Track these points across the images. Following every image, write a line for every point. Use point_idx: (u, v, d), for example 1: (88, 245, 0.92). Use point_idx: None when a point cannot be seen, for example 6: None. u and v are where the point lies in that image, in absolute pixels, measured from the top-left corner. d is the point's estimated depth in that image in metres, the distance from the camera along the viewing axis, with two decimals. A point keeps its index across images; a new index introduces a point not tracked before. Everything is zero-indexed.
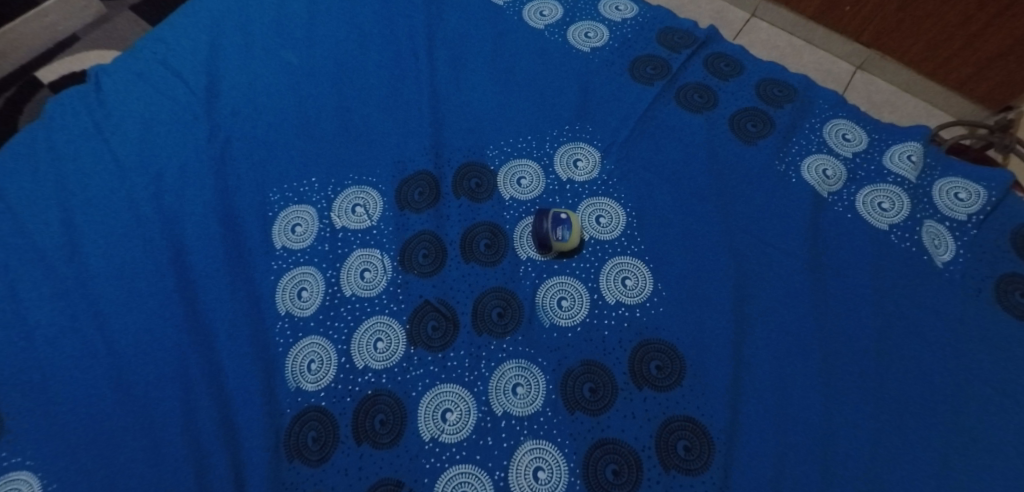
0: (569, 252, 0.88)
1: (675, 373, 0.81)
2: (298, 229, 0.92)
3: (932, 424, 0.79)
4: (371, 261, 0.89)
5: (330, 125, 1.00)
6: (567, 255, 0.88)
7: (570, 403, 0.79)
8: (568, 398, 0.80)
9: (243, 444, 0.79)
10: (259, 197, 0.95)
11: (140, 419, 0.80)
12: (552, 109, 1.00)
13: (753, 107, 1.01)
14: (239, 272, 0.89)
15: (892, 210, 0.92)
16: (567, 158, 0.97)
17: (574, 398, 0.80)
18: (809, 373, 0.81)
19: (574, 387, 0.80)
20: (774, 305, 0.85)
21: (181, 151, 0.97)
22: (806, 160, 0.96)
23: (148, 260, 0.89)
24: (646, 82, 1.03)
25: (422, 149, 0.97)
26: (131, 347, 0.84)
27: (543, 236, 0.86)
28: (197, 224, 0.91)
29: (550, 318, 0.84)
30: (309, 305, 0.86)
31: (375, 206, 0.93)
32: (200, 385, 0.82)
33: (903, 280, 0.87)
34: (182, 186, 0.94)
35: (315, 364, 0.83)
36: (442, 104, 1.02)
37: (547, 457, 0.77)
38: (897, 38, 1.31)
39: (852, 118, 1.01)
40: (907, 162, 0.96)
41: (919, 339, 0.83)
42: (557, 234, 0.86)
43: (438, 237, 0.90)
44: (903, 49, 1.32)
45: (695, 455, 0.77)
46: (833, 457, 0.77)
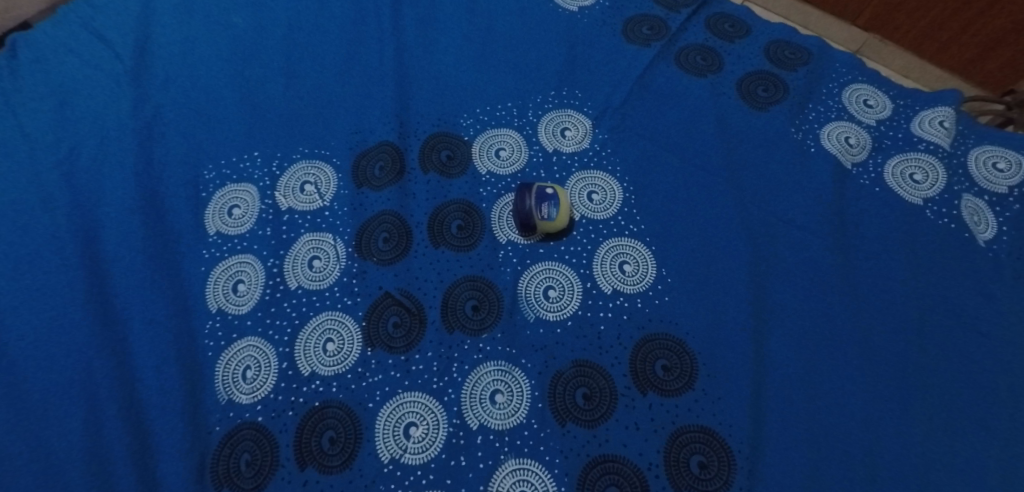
0: (556, 234, 0.75)
1: (685, 374, 0.67)
2: (235, 211, 0.77)
3: (992, 433, 0.65)
4: (322, 247, 0.75)
5: (275, 91, 0.85)
6: (555, 238, 0.75)
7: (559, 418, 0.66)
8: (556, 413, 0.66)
9: (161, 470, 0.65)
10: (189, 174, 0.80)
11: (35, 440, 0.65)
12: (535, 74, 0.87)
13: (763, 71, 0.87)
14: (162, 261, 0.74)
15: (926, 183, 0.78)
16: (553, 127, 0.83)
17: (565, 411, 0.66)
18: (840, 375, 0.68)
19: (564, 398, 0.66)
20: (797, 294, 0.72)
21: (101, 123, 0.82)
22: (825, 128, 0.83)
23: (54, 249, 0.74)
24: (642, 43, 0.90)
25: (384, 118, 0.83)
26: (31, 353, 0.69)
27: (528, 216, 0.73)
28: (116, 208, 0.77)
29: (536, 312, 0.71)
30: (246, 300, 0.72)
31: (328, 183, 0.79)
32: (110, 398, 0.67)
33: (944, 262, 0.74)
34: (100, 163, 0.80)
35: (251, 371, 0.68)
36: (406, 66, 0.87)
37: (533, 479, 0.63)
38: (897, 15, 1.05)
39: (877, 82, 0.88)
40: (938, 127, 0.82)
41: (968, 331, 0.70)
42: (544, 213, 0.72)
43: (402, 218, 0.76)
44: (906, 27, 1.05)
45: (712, 473, 0.63)
46: (876, 474, 0.63)
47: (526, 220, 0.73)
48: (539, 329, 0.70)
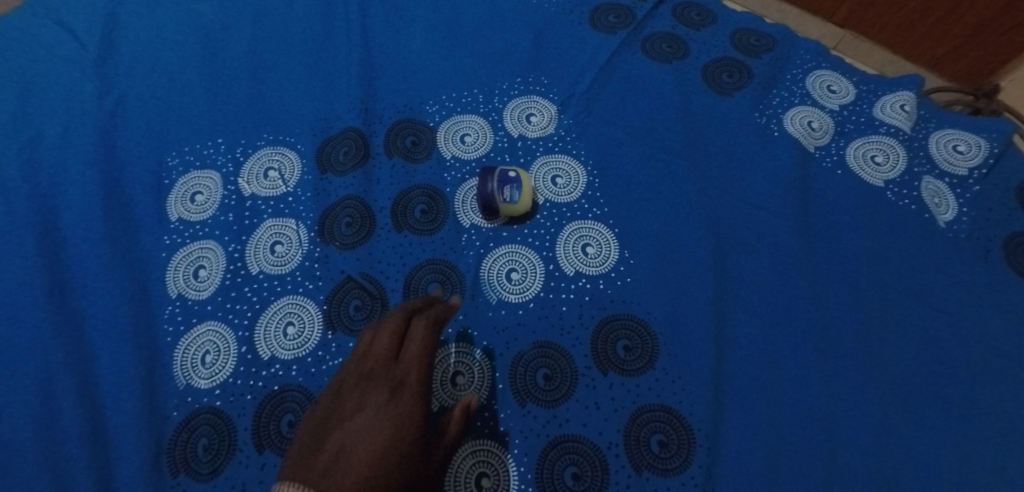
0: (519, 218, 0.75)
1: (646, 354, 0.67)
2: (198, 197, 0.77)
3: (949, 410, 0.65)
4: (284, 233, 0.74)
5: (239, 79, 0.85)
6: (517, 222, 0.75)
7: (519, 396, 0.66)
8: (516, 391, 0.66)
9: (117, 456, 0.64)
10: (151, 161, 0.79)
11: None
12: (501, 61, 0.87)
13: (728, 57, 0.87)
14: (122, 247, 0.74)
15: (886, 165, 0.78)
16: (519, 113, 0.83)
17: (525, 390, 0.66)
18: (799, 354, 0.68)
19: (525, 376, 0.67)
20: (758, 276, 0.72)
21: (64, 112, 0.82)
22: (788, 113, 0.83)
23: (13, 237, 0.73)
24: (608, 31, 0.90)
25: (349, 105, 0.83)
26: None
27: (490, 199, 0.72)
28: (76, 196, 0.76)
29: (498, 294, 0.71)
30: (206, 285, 0.71)
31: (292, 170, 0.79)
32: (67, 385, 0.66)
33: (905, 242, 0.74)
34: (60, 150, 0.79)
35: (210, 356, 0.68)
36: (372, 54, 0.87)
37: (492, 460, 0.63)
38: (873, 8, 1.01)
39: (842, 67, 0.87)
40: (899, 111, 0.82)
41: (927, 309, 0.70)
42: (507, 197, 0.72)
43: (366, 202, 0.76)
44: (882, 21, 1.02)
45: (671, 451, 0.63)
46: (834, 451, 0.64)
47: (488, 203, 0.73)
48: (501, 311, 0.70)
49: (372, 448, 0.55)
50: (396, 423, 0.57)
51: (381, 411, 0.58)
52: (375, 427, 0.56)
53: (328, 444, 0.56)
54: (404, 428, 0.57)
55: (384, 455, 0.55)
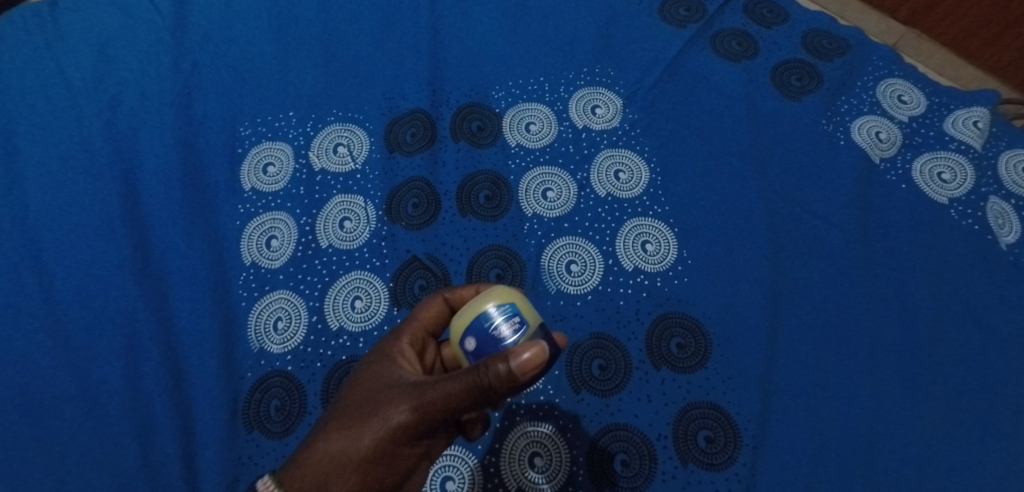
0: (533, 364, 0.49)
1: (699, 352, 0.69)
2: (270, 169, 0.79)
3: (994, 433, 0.66)
4: (352, 209, 0.77)
5: (311, 51, 0.86)
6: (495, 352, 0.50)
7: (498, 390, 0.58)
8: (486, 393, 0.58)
9: (196, 411, 0.69)
10: (226, 129, 0.81)
11: (79, 375, 0.69)
12: (569, 50, 0.87)
13: (798, 59, 0.87)
14: (199, 212, 0.77)
15: (953, 182, 0.78)
16: (584, 104, 0.84)
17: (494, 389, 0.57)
18: (849, 365, 0.69)
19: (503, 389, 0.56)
20: (815, 284, 0.73)
21: (140, 74, 0.84)
22: (856, 121, 0.82)
23: (97, 194, 0.77)
24: (677, 25, 0.90)
25: (418, 86, 0.84)
26: (74, 293, 0.73)
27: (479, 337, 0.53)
28: (154, 159, 0.79)
29: (557, 285, 0.73)
30: (279, 255, 0.74)
31: (360, 147, 0.80)
32: (149, 341, 0.71)
33: (965, 262, 0.74)
34: (138, 112, 0.81)
35: (282, 323, 0.71)
36: (442, 35, 0.87)
37: (545, 441, 0.66)
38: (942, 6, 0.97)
39: (914, 77, 0.86)
40: (971, 128, 0.81)
41: (979, 330, 0.71)
42: (495, 329, 0.53)
43: (432, 185, 0.78)
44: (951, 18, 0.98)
45: (718, 447, 0.66)
46: (875, 461, 0.65)
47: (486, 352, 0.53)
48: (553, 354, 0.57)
49: (361, 400, 0.56)
50: (397, 376, 0.56)
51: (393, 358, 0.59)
52: (378, 375, 0.57)
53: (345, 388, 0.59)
54: (404, 381, 0.55)
55: (373, 404, 0.55)
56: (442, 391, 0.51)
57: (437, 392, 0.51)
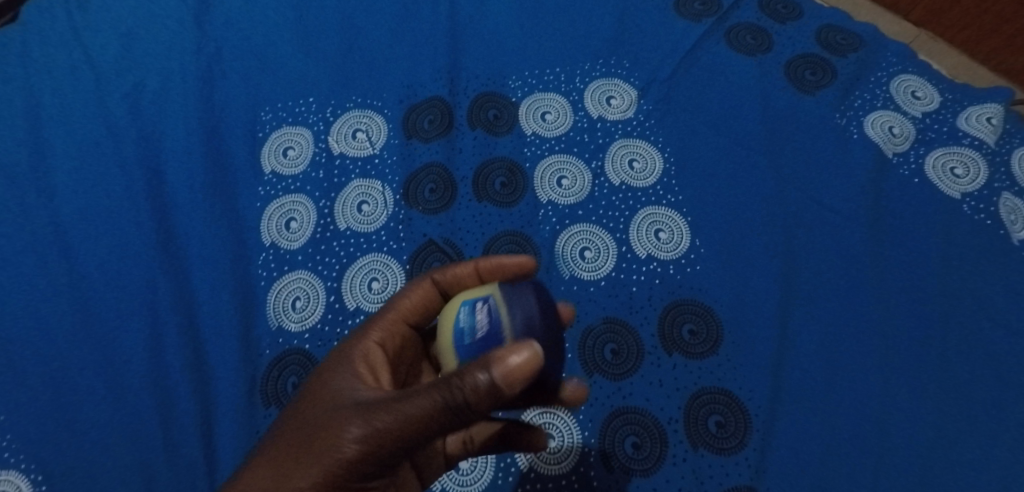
0: (522, 373, 0.43)
1: (710, 339, 0.70)
2: (290, 153, 0.81)
3: (1005, 424, 0.67)
4: (370, 193, 0.78)
5: (331, 38, 0.87)
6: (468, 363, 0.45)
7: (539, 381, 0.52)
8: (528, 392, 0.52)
9: (216, 386, 0.71)
10: (248, 113, 0.83)
11: (103, 349, 0.71)
12: (585, 42, 0.88)
13: (812, 54, 0.88)
14: (221, 194, 0.78)
15: (966, 177, 0.78)
16: (599, 95, 0.85)
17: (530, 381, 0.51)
18: (860, 354, 0.70)
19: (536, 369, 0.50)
20: (826, 275, 0.73)
21: (164, 59, 0.85)
22: (869, 116, 0.83)
23: (121, 174, 0.79)
24: (692, 19, 0.91)
25: (436, 74, 0.85)
26: (98, 270, 0.75)
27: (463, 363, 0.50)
28: (177, 141, 0.80)
29: (571, 270, 0.74)
30: (298, 236, 0.76)
31: (379, 133, 0.82)
32: (171, 318, 0.72)
33: (977, 255, 0.74)
34: (161, 96, 0.83)
35: (300, 302, 0.73)
36: (460, 25, 0.89)
37: (558, 422, 0.68)
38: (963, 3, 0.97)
39: (928, 73, 0.87)
40: (985, 124, 0.82)
41: (992, 322, 0.71)
42: (464, 337, 0.50)
43: (449, 171, 0.79)
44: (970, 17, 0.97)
45: (728, 432, 0.66)
46: (885, 449, 0.66)
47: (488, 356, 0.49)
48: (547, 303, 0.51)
49: (311, 420, 0.51)
50: (352, 393, 0.52)
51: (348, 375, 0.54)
52: (331, 392, 0.53)
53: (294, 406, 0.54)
54: (359, 399, 0.50)
55: (324, 424, 0.49)
56: (408, 410, 0.46)
57: (410, 406, 0.46)
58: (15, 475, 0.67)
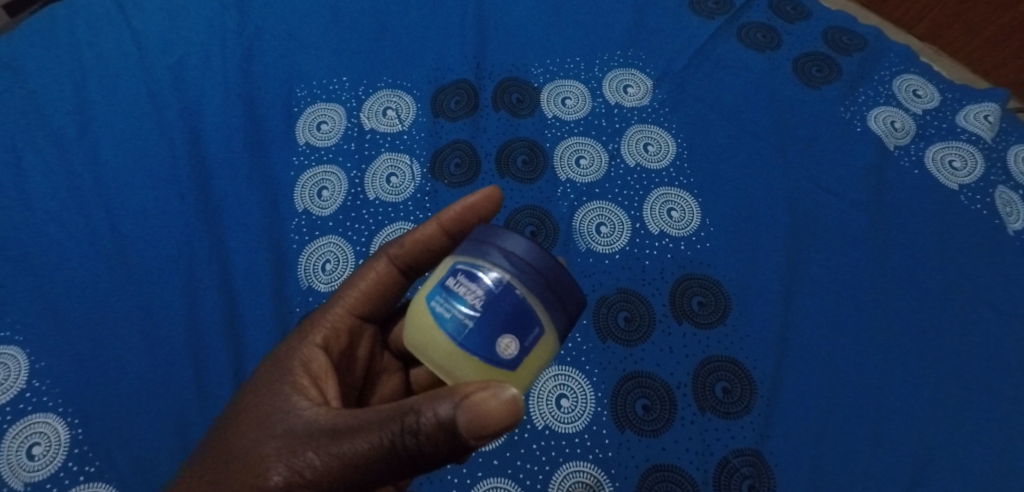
0: (494, 419, 0.43)
1: (718, 311, 0.74)
2: (324, 126, 0.85)
3: (997, 400, 0.70)
4: (399, 166, 0.82)
5: (364, 22, 0.92)
6: (428, 401, 0.45)
7: (561, 318, 0.52)
8: (559, 331, 0.52)
9: (248, 341, 0.75)
10: (284, 90, 0.87)
11: (142, 303, 0.75)
12: (605, 34, 0.93)
13: (818, 52, 0.92)
14: (257, 164, 0.83)
15: (964, 170, 0.83)
16: (616, 83, 0.89)
17: (551, 321, 0.51)
18: (860, 330, 0.74)
19: (551, 305, 0.51)
20: (830, 256, 0.77)
21: (205, 37, 0.90)
22: (873, 111, 0.87)
23: (163, 142, 0.83)
24: (706, 16, 0.95)
25: (463, 59, 0.90)
26: (138, 230, 0.79)
27: (479, 345, 0.48)
28: (216, 113, 0.85)
29: (588, 244, 0.78)
30: (329, 204, 0.80)
31: (408, 111, 0.86)
32: (208, 276, 0.77)
33: (973, 243, 0.78)
34: (201, 70, 0.87)
35: (330, 264, 0.77)
36: (487, 15, 0.93)
37: (572, 384, 0.71)
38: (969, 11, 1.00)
39: (929, 74, 0.91)
40: (983, 121, 0.86)
41: (986, 305, 0.75)
42: (461, 318, 0.49)
43: (474, 148, 0.84)
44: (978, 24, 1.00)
45: (734, 397, 0.70)
46: (883, 419, 0.70)
47: (504, 314, 0.49)
48: (515, 237, 0.52)
49: (245, 446, 0.51)
50: (291, 413, 0.51)
51: (289, 383, 0.54)
52: (270, 408, 0.53)
53: (236, 415, 0.54)
54: (296, 424, 0.50)
55: (259, 454, 0.50)
56: (364, 444, 0.46)
57: (370, 437, 0.46)
58: (53, 418, 0.70)
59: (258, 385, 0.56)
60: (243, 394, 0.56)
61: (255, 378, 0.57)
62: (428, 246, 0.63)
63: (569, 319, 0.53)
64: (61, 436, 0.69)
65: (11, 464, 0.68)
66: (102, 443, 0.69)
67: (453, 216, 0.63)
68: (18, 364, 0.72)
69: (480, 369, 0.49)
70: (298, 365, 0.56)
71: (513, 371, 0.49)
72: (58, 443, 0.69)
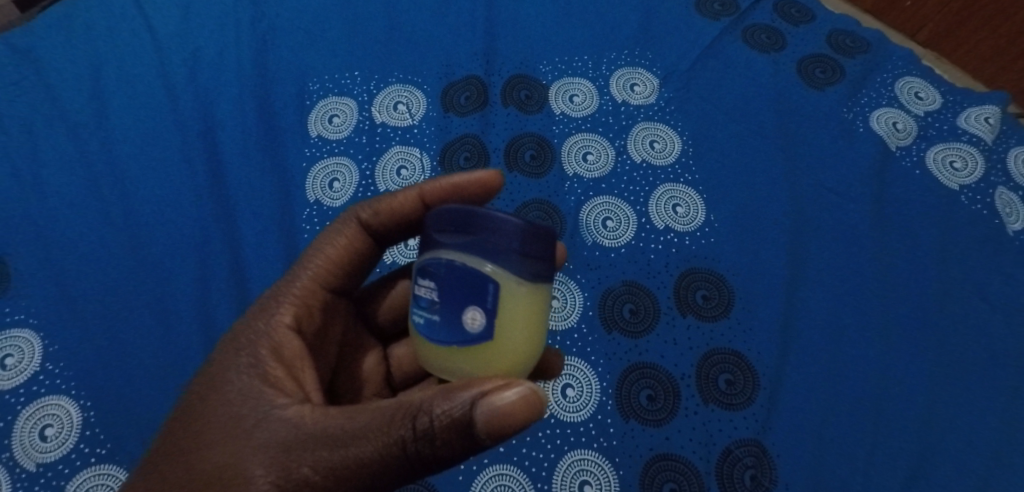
0: (514, 416, 0.40)
1: (722, 305, 0.75)
2: (335, 120, 0.86)
3: (996, 395, 0.72)
4: (409, 159, 0.84)
5: (375, 19, 0.93)
6: (438, 398, 0.41)
7: (526, 263, 0.45)
8: (527, 273, 0.45)
9: None
10: (296, 83, 0.89)
11: (155, 290, 0.77)
12: (613, 33, 0.94)
13: (822, 54, 0.94)
14: (269, 155, 0.84)
15: (965, 170, 0.84)
16: (623, 82, 0.91)
17: (511, 271, 0.45)
18: (862, 324, 0.75)
19: (506, 249, 0.45)
20: (832, 253, 0.79)
21: (219, 31, 0.91)
22: (875, 112, 0.89)
23: (177, 133, 0.84)
24: (712, 17, 0.97)
25: (472, 56, 0.91)
26: (152, 218, 0.80)
27: (451, 336, 0.45)
28: (230, 106, 0.86)
29: (594, 237, 0.79)
30: (340, 195, 0.82)
31: (418, 106, 0.88)
32: (222, 265, 0.78)
33: (972, 242, 0.79)
34: (215, 63, 0.89)
35: None
36: (496, 13, 0.95)
37: (577, 374, 0.72)
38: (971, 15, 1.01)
39: (930, 77, 0.93)
40: (983, 123, 0.88)
41: (986, 303, 0.76)
42: (426, 321, 0.46)
43: (482, 142, 0.85)
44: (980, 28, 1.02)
45: (737, 389, 0.71)
46: (884, 413, 0.71)
47: (458, 294, 0.44)
48: (444, 211, 0.47)
49: (215, 459, 0.45)
50: (272, 409, 0.46)
51: (260, 376, 0.49)
52: (241, 410, 0.47)
53: (197, 419, 0.48)
54: (277, 426, 0.45)
55: (236, 465, 0.44)
56: (366, 445, 0.41)
57: (372, 438, 0.41)
58: (66, 401, 0.71)
59: (221, 382, 0.50)
60: (207, 385, 0.50)
61: (216, 376, 0.50)
62: (406, 216, 0.60)
63: (536, 257, 0.46)
64: (73, 419, 0.70)
65: (25, 445, 0.69)
66: (114, 426, 0.70)
67: (432, 183, 0.60)
68: (32, 347, 0.73)
69: (468, 355, 0.45)
70: (270, 351, 0.52)
71: (497, 340, 0.44)
72: (70, 425, 0.70)
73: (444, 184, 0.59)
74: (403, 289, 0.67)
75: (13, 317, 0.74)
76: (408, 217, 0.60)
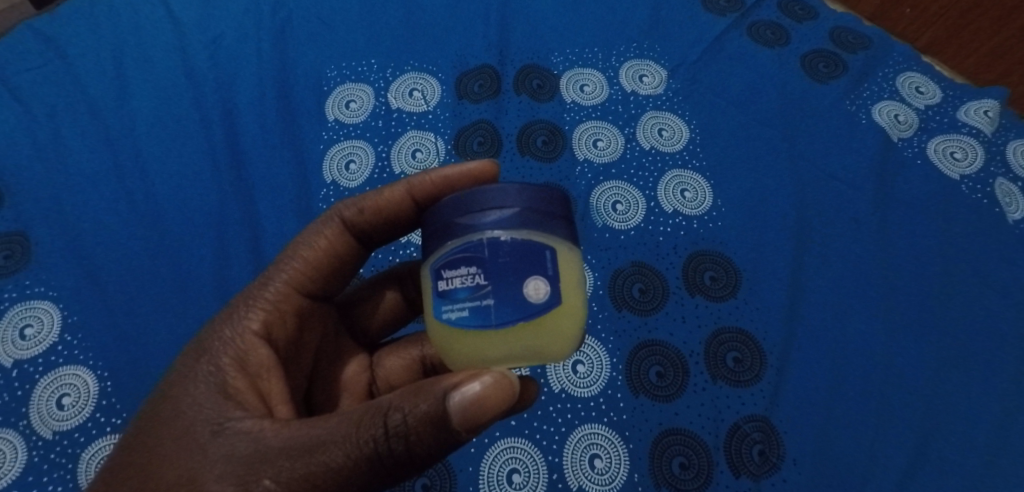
0: (489, 410, 0.43)
1: (729, 285, 0.77)
2: (352, 105, 0.88)
3: (998, 376, 0.73)
4: (424, 144, 0.86)
5: (391, 10, 0.96)
6: (408, 399, 0.43)
7: (566, 228, 0.50)
8: (569, 239, 0.50)
9: None
10: (314, 70, 0.91)
11: (175, 266, 0.78)
12: (622, 27, 0.97)
13: (826, 50, 0.96)
14: (287, 138, 0.86)
15: (965, 161, 0.86)
16: (632, 72, 0.93)
17: (558, 237, 0.49)
18: (866, 306, 0.76)
19: (549, 217, 0.49)
20: (837, 238, 0.80)
21: (238, 19, 0.94)
22: (877, 105, 0.91)
23: (197, 115, 0.86)
24: (718, 13, 0.99)
25: (486, 46, 0.94)
26: (171, 196, 0.82)
27: (517, 312, 0.46)
28: (249, 90, 0.88)
29: (604, 220, 0.81)
30: (357, 177, 0.84)
31: (433, 93, 0.90)
32: (239, 242, 0.80)
33: (973, 229, 0.81)
34: (235, 49, 0.91)
35: None
36: (509, 6, 0.97)
37: (588, 352, 0.73)
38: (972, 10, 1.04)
39: (931, 72, 0.95)
40: (983, 116, 0.90)
41: (987, 287, 0.78)
42: (478, 305, 0.46)
43: (495, 129, 0.87)
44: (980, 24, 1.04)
45: (745, 366, 0.73)
46: (888, 392, 0.72)
47: (520, 265, 0.46)
48: (471, 196, 0.49)
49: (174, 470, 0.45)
50: (232, 419, 0.46)
51: (219, 387, 0.49)
52: (197, 421, 0.47)
53: (153, 433, 0.47)
54: (236, 439, 0.45)
55: (193, 478, 0.44)
56: (336, 450, 0.42)
57: (342, 443, 0.42)
58: (83, 371, 0.72)
59: (175, 393, 0.49)
60: (161, 399, 0.49)
61: (168, 390, 0.50)
62: (394, 211, 0.61)
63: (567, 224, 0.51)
64: (91, 388, 0.71)
65: (42, 413, 0.70)
66: (131, 396, 0.71)
67: (424, 181, 0.60)
68: (51, 318, 0.74)
69: (534, 328, 0.47)
70: (231, 360, 0.52)
71: (562, 307, 0.47)
72: (88, 394, 0.71)
73: (434, 177, 0.60)
74: (389, 301, 0.69)
75: (33, 288, 0.75)
76: (395, 214, 0.61)
